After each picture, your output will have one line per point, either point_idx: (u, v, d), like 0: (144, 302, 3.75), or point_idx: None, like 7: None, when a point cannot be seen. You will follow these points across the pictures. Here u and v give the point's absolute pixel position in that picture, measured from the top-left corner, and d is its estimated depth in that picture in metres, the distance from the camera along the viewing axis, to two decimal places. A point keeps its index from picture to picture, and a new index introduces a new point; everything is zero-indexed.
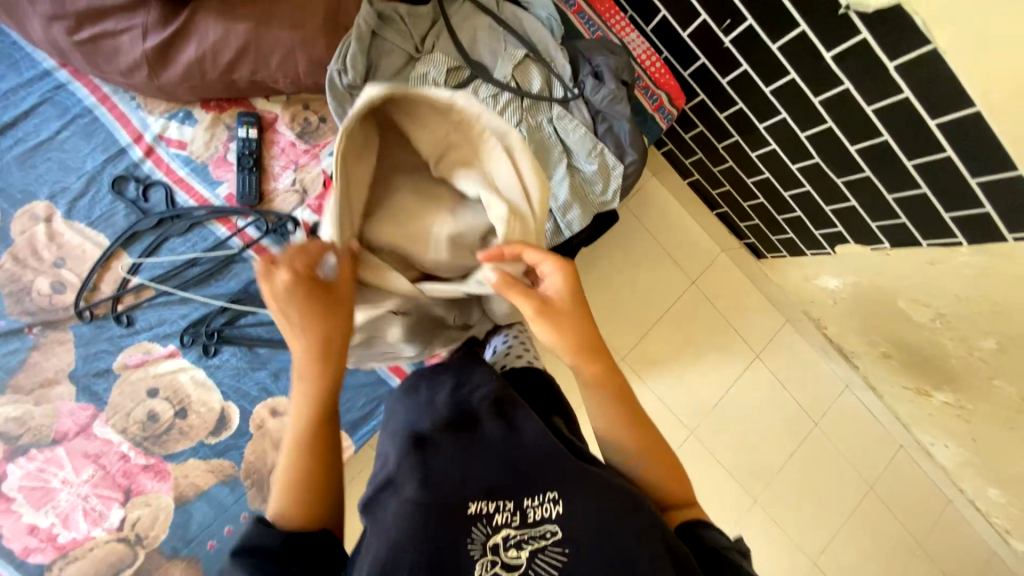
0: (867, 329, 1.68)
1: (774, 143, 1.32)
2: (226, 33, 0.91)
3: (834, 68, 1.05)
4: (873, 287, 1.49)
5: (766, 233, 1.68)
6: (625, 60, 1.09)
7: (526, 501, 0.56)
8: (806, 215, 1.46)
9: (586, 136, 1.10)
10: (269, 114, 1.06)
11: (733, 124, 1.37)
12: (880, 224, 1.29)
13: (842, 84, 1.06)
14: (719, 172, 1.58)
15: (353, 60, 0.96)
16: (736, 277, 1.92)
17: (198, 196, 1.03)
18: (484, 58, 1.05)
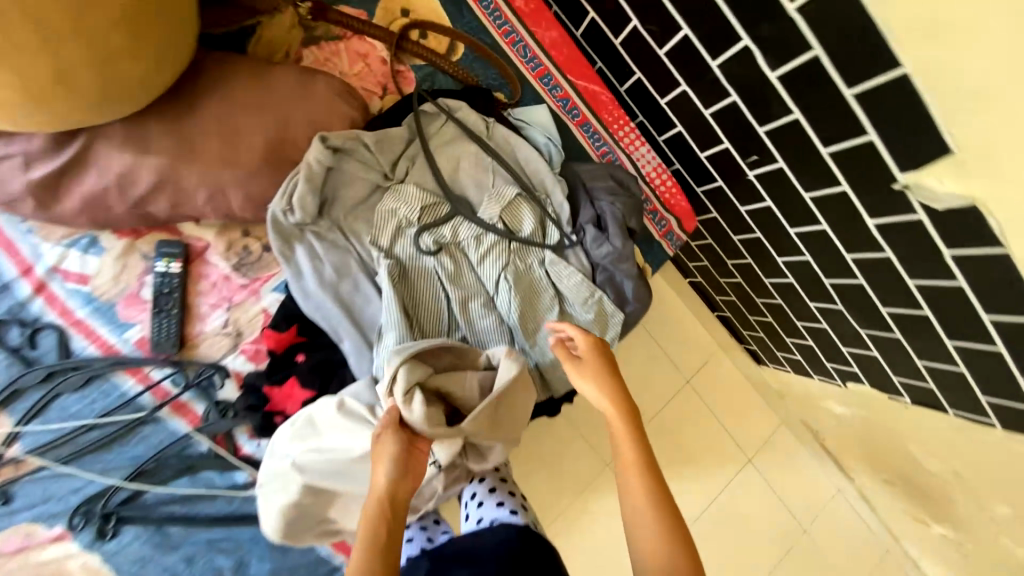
0: (870, 455, 1.56)
1: (792, 277, 1.17)
2: (134, 164, 0.72)
3: (875, 235, 0.88)
4: (882, 426, 1.36)
5: (770, 347, 1.52)
6: (632, 202, 0.93)
7: None
8: (819, 348, 1.31)
9: (583, 283, 0.92)
10: (200, 242, 0.87)
11: (748, 248, 1.22)
12: (902, 380, 1.15)
13: (883, 252, 0.90)
14: (725, 283, 1.43)
15: (302, 201, 0.78)
16: (734, 377, 1.78)
17: (101, 342, 0.84)
18: (469, 193, 0.90)
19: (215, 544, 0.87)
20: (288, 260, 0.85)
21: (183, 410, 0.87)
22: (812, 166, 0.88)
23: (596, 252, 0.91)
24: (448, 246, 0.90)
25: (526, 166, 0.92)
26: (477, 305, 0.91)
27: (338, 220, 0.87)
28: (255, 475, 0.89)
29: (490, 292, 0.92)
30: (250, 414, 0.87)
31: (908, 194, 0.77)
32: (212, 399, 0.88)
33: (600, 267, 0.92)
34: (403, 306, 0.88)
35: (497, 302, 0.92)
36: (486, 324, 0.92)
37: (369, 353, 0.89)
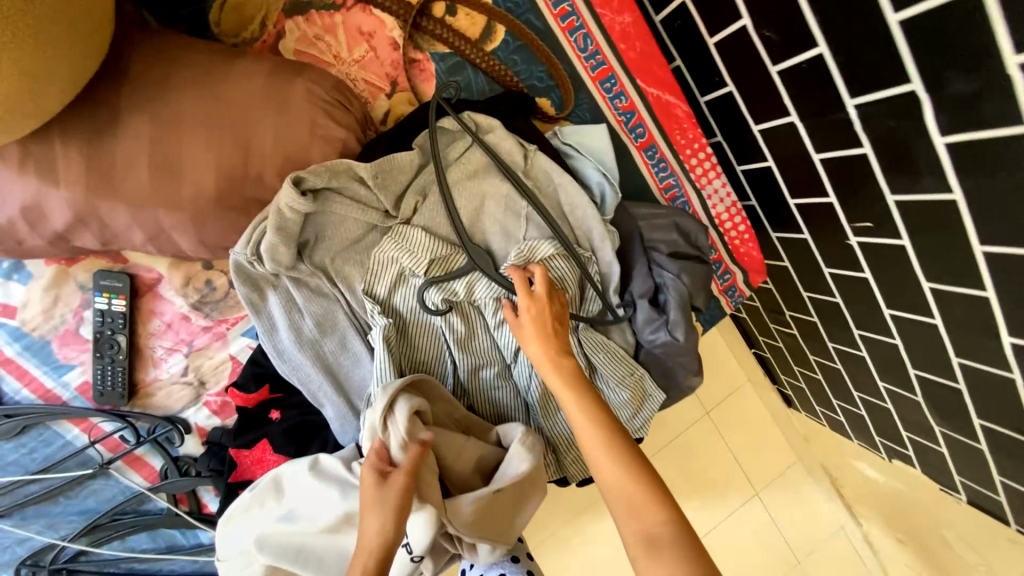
0: (892, 520, 1.44)
1: (865, 352, 0.98)
2: (44, 195, 0.53)
3: (1008, 355, 0.69)
4: (919, 506, 1.23)
5: (809, 398, 1.36)
6: (701, 272, 0.73)
7: None
8: (872, 420, 1.15)
9: (621, 358, 0.72)
10: (151, 273, 0.69)
11: (818, 308, 1.01)
12: (966, 481, 1.00)
13: (1010, 372, 0.71)
14: (775, 328, 1.24)
15: (272, 253, 0.58)
16: (757, 411, 1.64)
17: (37, 385, 0.69)
18: (492, 242, 0.69)
19: None
20: (258, 310, 0.68)
21: (138, 464, 0.75)
22: (949, 261, 0.66)
23: (644, 331, 0.73)
24: (462, 305, 0.71)
25: (571, 212, 0.70)
26: (490, 373, 0.75)
27: (323, 263, 0.67)
28: None
29: (508, 360, 0.75)
30: (214, 477, 0.75)
31: None
32: (170, 456, 0.75)
33: (646, 347, 0.74)
34: (400, 375, 0.71)
35: (515, 371, 0.75)
36: (501, 394, 0.76)
37: (356, 420, 0.73)
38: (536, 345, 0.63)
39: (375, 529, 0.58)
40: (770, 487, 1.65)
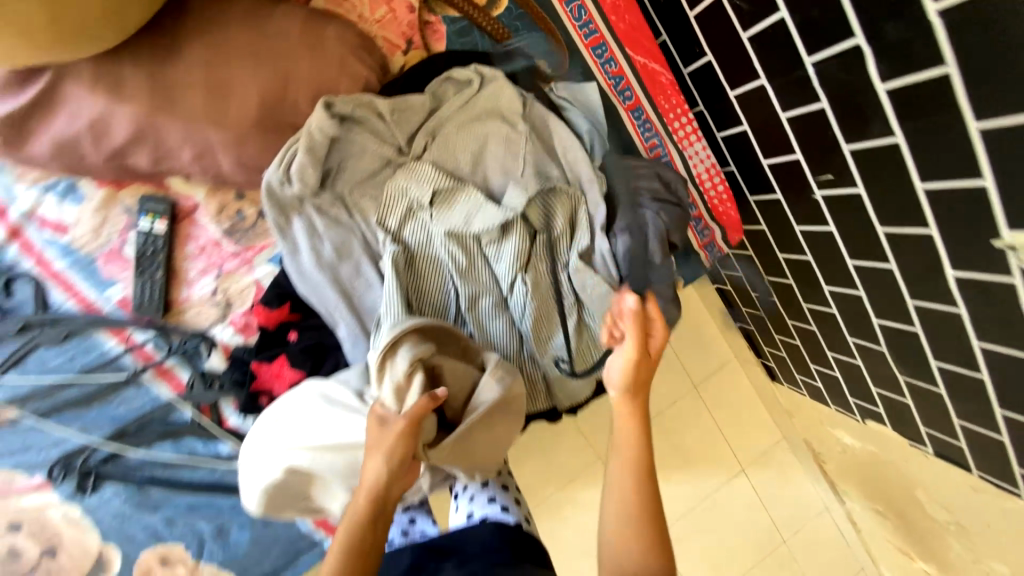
0: (870, 492, 1.48)
1: (836, 310, 1.06)
2: (106, 110, 0.62)
3: (950, 287, 0.72)
4: (892, 466, 1.30)
5: (790, 368, 1.44)
6: (680, 213, 0.82)
7: None
8: (846, 380, 1.23)
9: (609, 295, 0.81)
10: (189, 199, 0.78)
11: (792, 270, 1.10)
12: (930, 431, 1.07)
13: (957, 308, 0.74)
14: (757, 296, 1.32)
15: (301, 172, 0.68)
16: (745, 389, 1.70)
17: (81, 297, 0.77)
18: (493, 180, 0.78)
19: (194, 508, 0.87)
20: (284, 234, 0.76)
21: (167, 376, 0.82)
22: None
23: (626, 264, 0.81)
24: (463, 238, 0.78)
25: (563, 155, 0.79)
26: (488, 303, 0.81)
27: (343, 193, 0.76)
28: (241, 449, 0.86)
29: (504, 292, 0.82)
30: (236, 389, 0.82)
31: (1010, 256, 0.61)
32: (197, 368, 0.82)
33: (630, 282, 0.81)
34: (406, 299, 0.78)
35: (510, 302, 0.82)
36: (496, 325, 0.82)
37: (366, 340, 0.81)
38: (623, 363, 0.63)
39: (376, 475, 0.62)
40: (757, 467, 1.71)
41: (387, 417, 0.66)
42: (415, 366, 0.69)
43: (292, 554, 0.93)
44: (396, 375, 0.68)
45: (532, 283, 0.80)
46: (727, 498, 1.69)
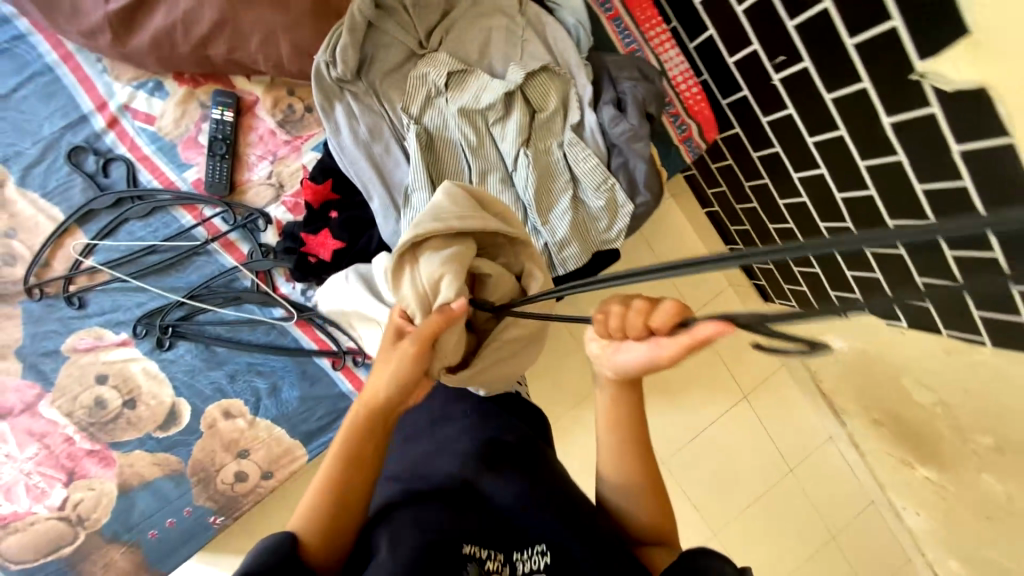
0: (865, 397, 1.59)
1: (805, 197, 1.19)
2: (200, 4, 0.82)
3: (890, 136, 0.90)
4: (880, 357, 1.38)
5: (778, 279, 1.57)
6: (655, 89, 0.96)
7: (516, 555, 0.66)
8: (826, 276, 1.36)
9: (599, 168, 0.96)
10: (250, 96, 0.96)
11: (766, 166, 1.23)
12: (901, 303, 1.19)
13: (896, 155, 0.92)
14: (740, 210, 1.43)
15: (343, 52, 0.85)
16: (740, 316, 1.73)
17: (164, 178, 0.94)
18: (496, 66, 0.94)
19: (252, 368, 1.01)
20: (328, 116, 0.91)
21: (231, 249, 0.98)
22: (836, 62, 0.89)
23: (612, 132, 0.96)
24: (473, 116, 0.94)
25: (553, 45, 0.96)
26: (496, 178, 0.96)
27: (374, 83, 0.92)
28: (291, 312, 1.01)
29: (509, 168, 0.96)
30: (286, 257, 0.97)
31: (921, 84, 0.79)
32: (255, 240, 0.98)
33: (616, 149, 0.96)
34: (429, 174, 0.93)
35: (515, 177, 0.96)
36: (503, 199, 0.95)
37: (396, 213, 0.95)
38: (647, 351, 0.53)
39: (382, 386, 0.64)
40: (758, 392, 1.84)
41: (404, 331, 0.68)
42: (439, 272, 0.70)
43: (336, 413, 1.04)
44: (419, 276, 0.70)
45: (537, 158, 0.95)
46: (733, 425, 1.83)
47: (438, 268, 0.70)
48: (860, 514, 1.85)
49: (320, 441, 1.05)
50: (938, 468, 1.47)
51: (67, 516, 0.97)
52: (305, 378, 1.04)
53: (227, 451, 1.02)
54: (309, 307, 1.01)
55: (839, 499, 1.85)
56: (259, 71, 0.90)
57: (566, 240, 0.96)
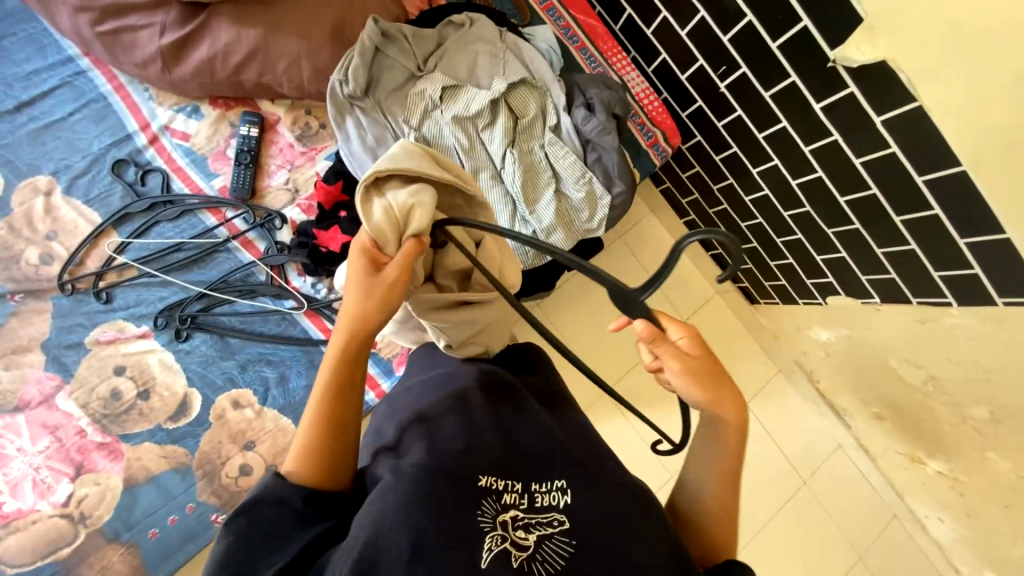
0: (859, 388, 1.40)
1: (767, 188, 1.25)
2: (237, 37, 1.00)
3: (822, 118, 1.01)
4: (866, 344, 1.29)
5: (757, 278, 1.49)
6: (619, 95, 1.13)
7: (534, 487, 0.61)
8: (798, 263, 1.32)
9: (577, 163, 1.08)
10: (273, 116, 1.12)
11: (728, 167, 1.31)
12: (870, 277, 1.16)
13: (832, 135, 1.02)
14: (714, 214, 1.47)
15: (354, 71, 1.02)
16: (729, 322, 1.62)
17: (193, 185, 1.09)
18: (483, 80, 1.11)
19: (263, 357, 1.06)
20: (340, 126, 1.05)
21: (249, 246, 1.09)
22: (766, 63, 1.05)
23: (586, 129, 1.11)
24: (465, 122, 1.07)
25: (531, 65, 1.14)
26: (487, 176, 1.08)
27: (380, 99, 1.07)
28: (301, 304, 1.08)
29: (498, 167, 1.08)
30: (301, 249, 1.06)
31: (838, 69, 0.93)
32: (271, 238, 1.08)
33: (591, 144, 1.10)
34: None
35: (504, 174, 1.07)
36: (493, 193, 1.07)
37: None
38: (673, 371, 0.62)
39: (363, 315, 0.58)
40: (759, 398, 1.57)
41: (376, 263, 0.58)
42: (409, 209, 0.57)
43: None
44: (388, 206, 0.57)
45: (524, 159, 1.08)
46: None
47: (410, 205, 0.57)
48: (883, 534, 1.53)
49: None
50: (944, 456, 1.28)
51: (69, 513, 0.94)
52: (312, 367, 1.06)
53: (233, 442, 1.01)
54: (318, 299, 1.08)
55: (860, 517, 1.53)
56: (283, 93, 1.08)
57: (552, 227, 1.06)
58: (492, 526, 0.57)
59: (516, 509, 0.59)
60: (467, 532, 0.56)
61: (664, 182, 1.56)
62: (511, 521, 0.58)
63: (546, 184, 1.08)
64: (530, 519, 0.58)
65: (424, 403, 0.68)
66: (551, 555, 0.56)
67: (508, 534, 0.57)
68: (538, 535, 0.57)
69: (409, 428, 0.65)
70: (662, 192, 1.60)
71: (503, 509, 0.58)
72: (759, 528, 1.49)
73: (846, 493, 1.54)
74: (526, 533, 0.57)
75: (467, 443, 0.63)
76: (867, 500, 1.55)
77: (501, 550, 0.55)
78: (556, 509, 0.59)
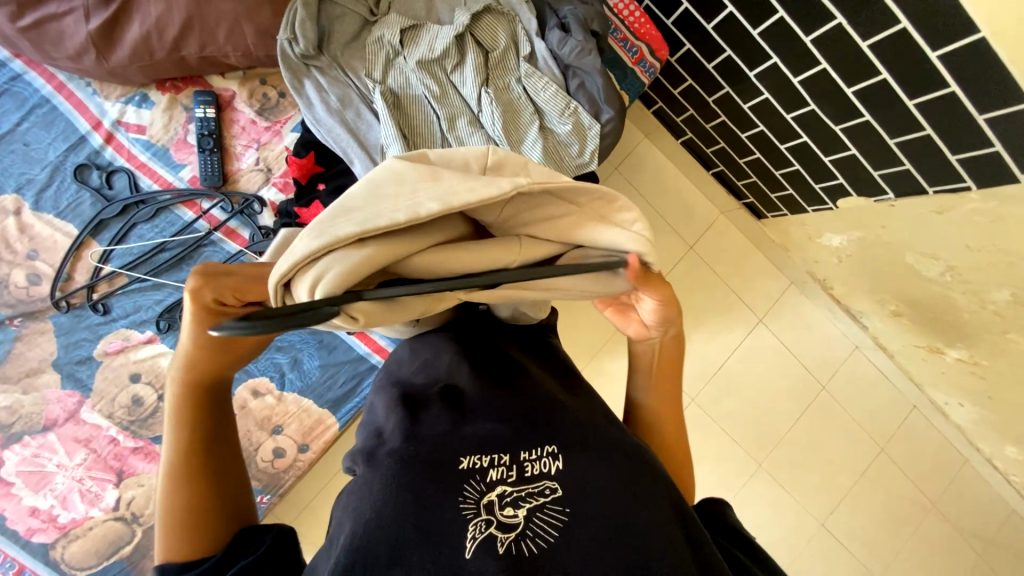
0: (875, 289, 1.37)
1: (765, 91, 1.15)
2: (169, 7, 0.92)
3: (822, 1, 0.91)
4: (881, 243, 1.24)
5: (763, 191, 1.42)
6: (596, 8, 1.01)
7: (523, 455, 0.54)
8: (805, 168, 1.25)
9: (559, 93, 1.00)
10: (227, 92, 1.05)
11: (723, 74, 1.21)
12: (882, 173, 1.09)
13: (834, 19, 0.92)
14: (711, 128, 1.38)
15: (302, 27, 0.93)
16: (736, 240, 1.56)
17: (162, 180, 1.04)
18: (444, 17, 1.02)
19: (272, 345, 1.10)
20: (300, 93, 0.96)
21: (233, 236, 1.04)
22: None
23: (563, 54, 1.01)
24: (431, 67, 0.98)
25: None
26: (463, 122, 0.97)
27: (336, 55, 0.98)
28: None
29: (474, 111, 0.98)
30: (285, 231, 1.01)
31: None
32: (254, 223, 1.03)
33: (570, 68, 1.01)
34: (400, 131, 0.95)
35: (482, 118, 0.97)
36: (473, 141, 0.97)
37: None
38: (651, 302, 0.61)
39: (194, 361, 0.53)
40: (774, 313, 1.55)
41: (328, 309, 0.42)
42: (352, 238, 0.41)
43: (358, 375, 1.11)
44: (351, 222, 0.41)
45: (500, 100, 0.98)
46: (752, 354, 1.53)
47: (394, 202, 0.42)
48: (905, 426, 1.56)
49: (349, 405, 1.11)
50: (964, 343, 1.27)
51: (122, 515, 0.98)
52: (323, 347, 1.11)
53: (261, 429, 1.07)
54: None
55: (882, 413, 1.56)
56: (231, 64, 1.01)
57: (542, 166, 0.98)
58: (476, 512, 0.50)
59: (503, 485, 0.52)
60: (449, 523, 0.50)
61: (656, 102, 1.46)
62: (497, 500, 0.51)
63: (531, 125, 0.99)
64: (518, 493, 0.51)
65: (414, 379, 0.64)
66: (544, 529, 0.49)
67: (494, 517, 0.50)
68: (528, 509, 0.50)
69: (395, 414, 0.59)
70: (654, 114, 1.50)
71: (489, 488, 0.52)
72: (782, 439, 1.52)
73: (865, 392, 1.56)
74: (515, 510, 0.50)
75: (452, 422, 0.57)
76: (887, 396, 1.57)
77: (486, 537, 0.49)
78: (547, 476, 0.53)
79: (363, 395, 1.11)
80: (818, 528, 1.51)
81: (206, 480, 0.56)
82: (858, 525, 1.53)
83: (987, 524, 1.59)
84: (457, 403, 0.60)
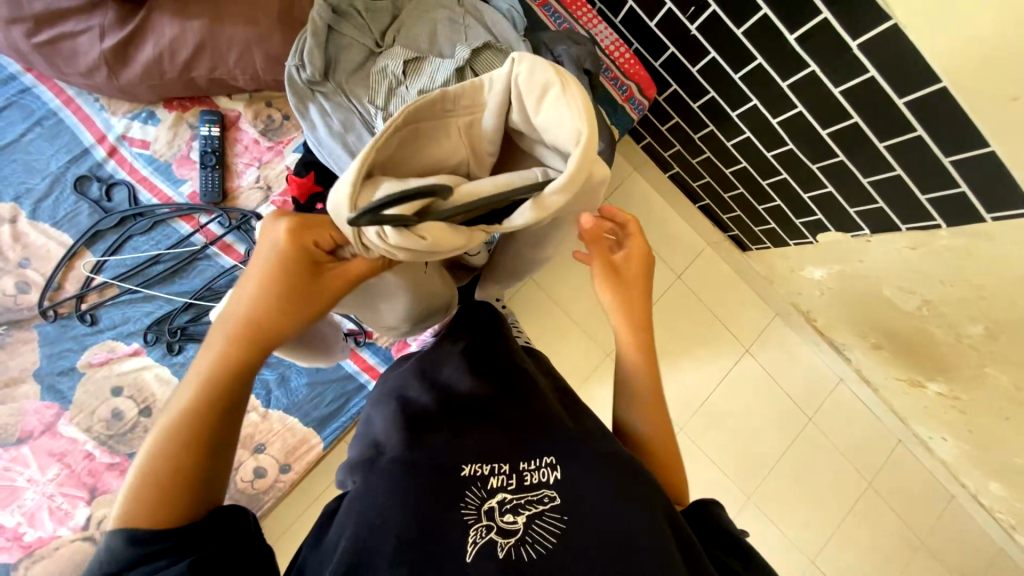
0: (856, 321, 1.41)
1: (747, 130, 1.21)
2: (182, 30, 0.96)
3: (797, 50, 0.98)
4: (859, 277, 1.29)
5: (747, 224, 1.48)
6: (588, 49, 1.08)
7: (522, 465, 0.54)
8: (785, 203, 1.30)
9: None
10: (232, 112, 1.09)
11: (707, 113, 1.28)
12: (858, 209, 1.15)
13: (808, 67, 0.99)
14: (697, 163, 1.44)
15: (309, 55, 0.97)
16: (722, 271, 1.61)
17: (161, 194, 1.06)
18: (444, 50, 1.07)
19: None
20: (304, 116, 1.01)
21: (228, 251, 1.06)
22: None
23: None
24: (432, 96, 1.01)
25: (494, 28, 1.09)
26: None
27: (341, 82, 1.02)
28: None
29: None
30: None
31: None
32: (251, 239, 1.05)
33: None
34: None
35: None
36: None
37: None
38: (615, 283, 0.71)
39: (254, 295, 0.49)
40: (759, 343, 1.58)
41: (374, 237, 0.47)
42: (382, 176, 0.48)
43: (345, 394, 1.11)
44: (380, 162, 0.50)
45: None
46: (739, 384, 1.55)
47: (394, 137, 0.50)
48: (890, 460, 1.57)
49: (334, 425, 1.10)
50: (944, 376, 1.30)
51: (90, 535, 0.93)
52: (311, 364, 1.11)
53: (243, 448, 1.05)
54: None
55: (867, 446, 1.57)
56: (239, 86, 1.05)
57: None
58: (477, 517, 0.51)
59: (503, 492, 0.52)
60: (449, 526, 0.50)
61: (645, 137, 1.52)
62: (497, 507, 0.51)
63: None
64: (518, 500, 0.52)
65: (410, 393, 0.65)
66: (543, 537, 0.49)
67: (494, 523, 0.50)
68: (527, 517, 0.50)
69: (393, 425, 0.60)
70: (643, 148, 1.57)
71: (490, 495, 0.52)
72: (770, 470, 1.52)
73: (850, 423, 1.57)
74: (515, 516, 0.50)
75: (452, 431, 0.58)
76: (871, 428, 1.58)
77: (486, 542, 0.49)
78: (545, 485, 0.53)
79: (350, 414, 1.10)
80: (808, 564, 1.49)
81: (200, 444, 0.47)
82: (848, 561, 1.51)
83: (974, 562, 1.58)
84: (456, 412, 0.60)
